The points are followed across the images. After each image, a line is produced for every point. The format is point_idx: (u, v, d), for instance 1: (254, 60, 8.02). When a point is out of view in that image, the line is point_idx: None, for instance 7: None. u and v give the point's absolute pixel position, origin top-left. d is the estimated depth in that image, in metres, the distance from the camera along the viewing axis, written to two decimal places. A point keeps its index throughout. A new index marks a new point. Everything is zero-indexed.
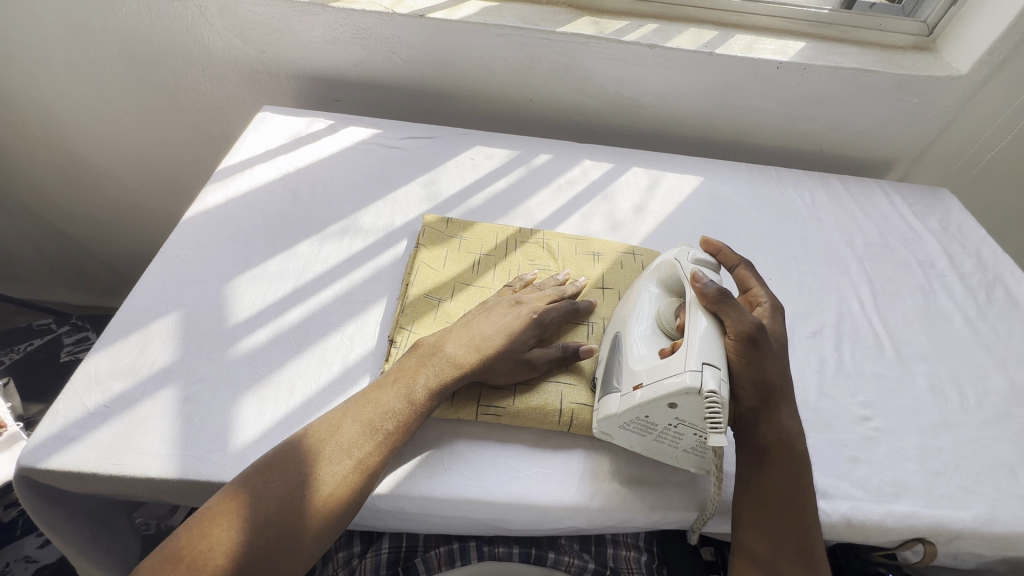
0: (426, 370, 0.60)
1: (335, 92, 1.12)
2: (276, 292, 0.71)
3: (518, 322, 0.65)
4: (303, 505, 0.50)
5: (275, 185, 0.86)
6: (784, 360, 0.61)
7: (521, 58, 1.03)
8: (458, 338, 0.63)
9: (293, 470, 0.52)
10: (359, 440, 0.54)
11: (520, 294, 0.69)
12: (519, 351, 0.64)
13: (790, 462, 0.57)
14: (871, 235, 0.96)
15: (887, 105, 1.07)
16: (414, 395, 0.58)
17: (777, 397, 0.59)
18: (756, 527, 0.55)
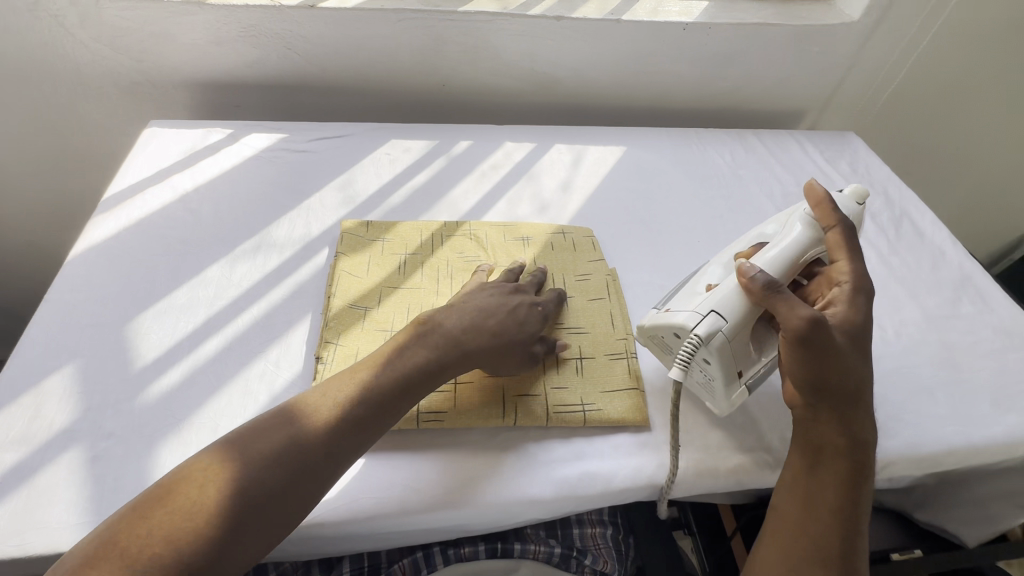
0: (422, 347, 0.58)
1: (231, 98, 1.04)
2: (187, 324, 0.66)
3: (523, 313, 0.64)
4: (260, 493, 0.46)
5: (174, 207, 0.79)
6: (859, 361, 0.55)
7: (427, 43, 0.98)
8: (461, 316, 0.61)
9: (261, 450, 0.48)
10: (333, 421, 0.51)
11: (519, 284, 0.68)
12: (523, 342, 0.62)
13: (853, 470, 0.53)
14: (788, 185, 1.00)
15: (793, 56, 1.10)
16: (400, 377, 0.55)
17: (844, 399, 0.54)
18: (800, 531, 0.53)
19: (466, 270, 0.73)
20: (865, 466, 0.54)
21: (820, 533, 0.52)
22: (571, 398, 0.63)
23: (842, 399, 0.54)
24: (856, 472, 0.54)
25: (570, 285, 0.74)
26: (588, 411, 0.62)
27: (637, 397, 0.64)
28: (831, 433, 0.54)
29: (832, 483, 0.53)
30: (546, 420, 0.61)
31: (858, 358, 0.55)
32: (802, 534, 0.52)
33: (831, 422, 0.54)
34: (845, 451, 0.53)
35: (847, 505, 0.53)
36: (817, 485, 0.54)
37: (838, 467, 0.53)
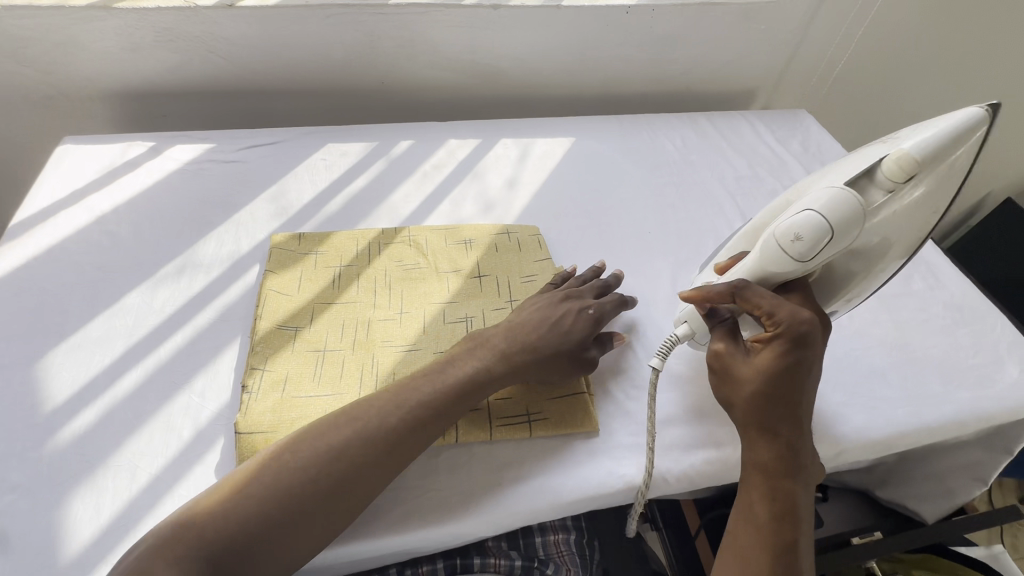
0: (476, 358, 0.58)
1: (155, 107, 0.98)
2: (104, 358, 0.61)
3: (572, 320, 0.62)
4: (314, 494, 0.47)
5: (90, 229, 0.74)
6: (775, 393, 0.50)
7: (359, 39, 0.93)
8: (510, 328, 0.61)
9: (222, 520, 0.45)
10: (303, 484, 0.47)
11: (574, 289, 0.66)
12: (568, 351, 0.60)
13: (787, 489, 0.50)
14: (740, 168, 0.98)
15: (740, 35, 1.08)
16: (380, 429, 0.51)
17: (757, 424, 0.51)
18: (735, 549, 0.49)
19: (405, 279, 0.70)
20: (802, 488, 0.51)
21: (750, 545, 0.48)
22: (516, 408, 0.60)
23: (767, 425, 0.51)
24: (792, 491, 0.50)
25: (516, 287, 0.71)
26: (533, 422, 0.59)
27: (587, 401, 0.61)
28: (756, 454, 0.51)
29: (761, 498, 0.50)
30: (490, 435, 0.58)
31: (769, 393, 0.50)
32: (735, 550, 0.49)
33: (756, 442, 0.52)
34: (772, 466, 0.50)
35: (783, 525, 0.49)
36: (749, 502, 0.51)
37: (769, 483, 0.50)
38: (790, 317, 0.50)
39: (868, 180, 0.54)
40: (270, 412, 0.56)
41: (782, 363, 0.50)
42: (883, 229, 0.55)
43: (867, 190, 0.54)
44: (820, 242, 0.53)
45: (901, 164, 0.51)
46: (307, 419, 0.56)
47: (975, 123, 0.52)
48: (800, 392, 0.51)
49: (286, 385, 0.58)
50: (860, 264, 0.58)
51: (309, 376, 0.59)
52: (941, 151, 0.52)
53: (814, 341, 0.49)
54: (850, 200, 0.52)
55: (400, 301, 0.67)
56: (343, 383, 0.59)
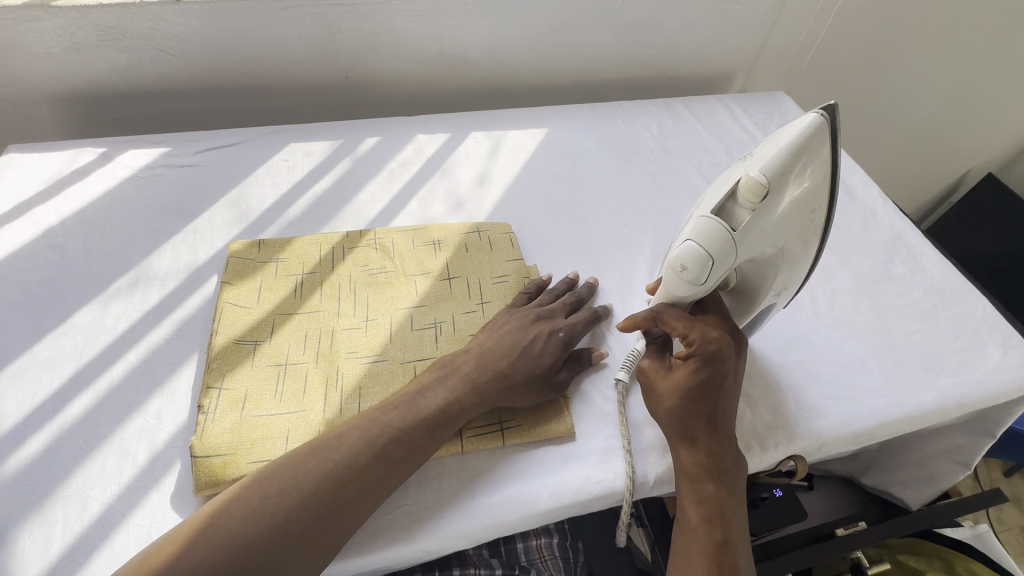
0: (447, 384, 0.56)
1: (108, 110, 0.93)
2: (51, 382, 0.58)
3: (541, 344, 0.59)
4: (267, 532, 0.45)
5: (36, 245, 0.70)
6: (688, 403, 0.52)
7: (319, 32, 0.89)
8: (477, 353, 0.58)
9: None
10: (258, 533, 0.45)
11: (547, 308, 0.63)
12: (537, 378, 0.58)
13: (716, 494, 0.51)
14: (717, 155, 0.95)
15: (714, 16, 1.05)
16: (330, 471, 0.48)
17: (677, 433, 0.53)
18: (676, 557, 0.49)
19: (370, 285, 0.67)
20: (730, 491, 0.51)
21: (688, 553, 0.49)
22: (489, 417, 0.58)
23: (688, 435, 0.52)
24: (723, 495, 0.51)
25: (486, 289, 0.68)
26: (507, 429, 0.57)
27: (562, 405, 0.60)
28: (681, 462, 0.52)
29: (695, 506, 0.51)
30: (463, 446, 0.56)
31: (682, 405, 0.52)
32: (674, 558, 0.50)
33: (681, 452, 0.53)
34: (698, 472, 0.51)
35: (715, 530, 0.49)
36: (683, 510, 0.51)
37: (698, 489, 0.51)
38: (701, 336, 0.53)
39: (734, 200, 0.48)
40: (229, 433, 0.53)
41: (695, 377, 0.52)
42: (769, 242, 0.49)
43: (733, 212, 0.48)
44: (705, 272, 0.49)
45: (749, 186, 0.45)
46: (268, 439, 0.53)
47: (822, 125, 0.45)
48: (717, 402, 0.52)
49: (245, 404, 0.55)
50: (770, 271, 0.52)
51: (270, 392, 0.56)
52: (790, 163, 0.45)
53: (721, 355, 0.52)
54: (717, 227, 0.47)
55: (366, 308, 0.65)
56: (306, 399, 0.56)
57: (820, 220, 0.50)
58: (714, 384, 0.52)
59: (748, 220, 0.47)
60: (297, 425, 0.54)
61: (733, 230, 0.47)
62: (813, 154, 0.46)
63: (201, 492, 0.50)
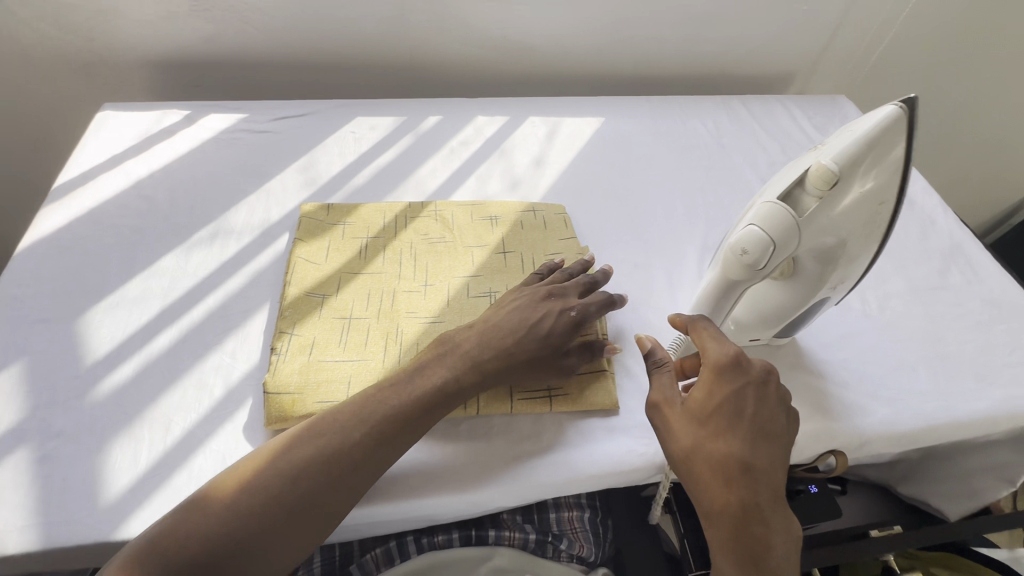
0: (444, 366, 0.55)
1: (191, 77, 0.99)
2: (140, 317, 0.64)
3: (550, 320, 0.59)
4: (257, 515, 0.46)
5: (127, 194, 0.76)
6: (717, 445, 0.49)
7: (391, 12, 0.93)
8: (481, 331, 0.58)
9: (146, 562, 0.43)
10: (245, 514, 0.46)
11: (560, 287, 0.63)
12: (543, 355, 0.58)
13: (750, 556, 0.45)
14: (773, 154, 0.95)
15: (779, 14, 1.04)
16: (299, 480, 0.48)
17: (709, 488, 0.48)
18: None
19: (430, 253, 0.70)
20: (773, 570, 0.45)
21: None
22: (538, 383, 0.60)
23: (715, 483, 0.48)
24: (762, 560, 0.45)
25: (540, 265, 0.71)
26: (554, 397, 0.60)
27: (609, 380, 0.61)
28: (716, 527, 0.47)
29: (727, 567, 0.46)
30: (511, 408, 0.59)
31: (705, 441, 0.49)
32: None
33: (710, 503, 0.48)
34: (735, 538, 0.46)
35: None
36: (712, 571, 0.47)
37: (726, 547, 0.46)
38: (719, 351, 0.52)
39: (800, 189, 0.49)
40: (297, 374, 0.57)
41: (715, 405, 0.50)
42: (833, 232, 0.50)
43: (799, 200, 0.49)
44: (764, 257, 0.50)
45: (819, 174, 0.46)
46: (332, 382, 0.57)
47: (897, 118, 0.46)
48: (749, 447, 0.49)
49: (313, 350, 0.59)
50: (829, 262, 0.53)
51: (335, 342, 0.60)
52: (862, 153, 0.46)
53: (746, 377, 0.51)
54: (781, 213, 0.48)
55: (426, 273, 0.68)
56: (368, 351, 0.60)
57: (887, 212, 0.50)
58: (739, 420, 0.50)
59: (814, 208, 0.48)
60: (359, 374, 0.58)
61: (797, 217, 0.48)
62: (884, 148, 0.47)
63: (271, 425, 0.54)
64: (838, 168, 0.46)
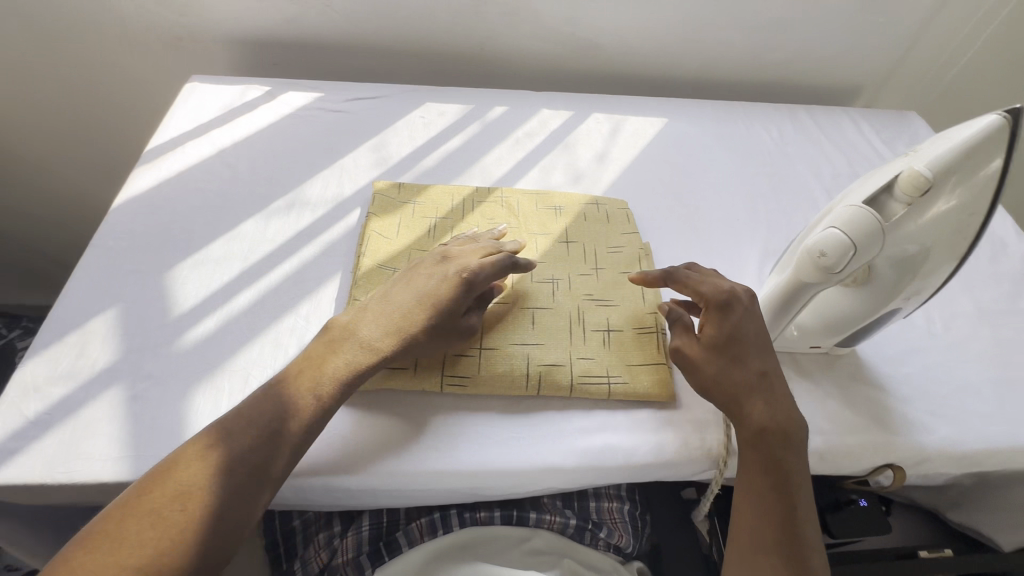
0: (338, 355, 0.55)
1: (271, 56, 1.04)
2: (222, 276, 0.67)
3: (439, 280, 0.58)
4: (190, 523, 0.45)
5: (212, 161, 0.80)
6: (735, 363, 0.56)
7: (466, 4, 0.95)
8: (373, 312, 0.58)
9: (154, 511, 0.44)
10: (175, 526, 0.44)
11: (453, 249, 0.62)
12: (441, 311, 0.57)
13: (778, 458, 0.54)
14: (839, 166, 0.94)
15: (854, 26, 1.03)
16: (227, 478, 0.47)
17: (739, 401, 0.55)
18: (746, 530, 0.52)
19: None
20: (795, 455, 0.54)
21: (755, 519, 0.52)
22: (597, 369, 0.61)
23: (742, 406, 0.55)
24: (786, 458, 0.54)
25: (600, 257, 0.72)
26: (613, 385, 0.60)
27: (667, 373, 0.62)
28: (749, 430, 0.55)
29: (760, 466, 0.54)
30: (570, 392, 0.60)
31: (726, 365, 0.56)
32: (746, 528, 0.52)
33: (740, 423, 0.55)
34: (771, 439, 0.54)
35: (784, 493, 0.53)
36: (743, 481, 0.54)
37: (760, 457, 0.54)
38: (715, 288, 0.59)
39: (888, 195, 0.50)
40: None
41: (724, 334, 0.57)
42: (917, 241, 0.50)
43: (886, 206, 0.50)
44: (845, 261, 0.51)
45: (911, 181, 0.47)
46: None
47: (1000, 130, 0.46)
48: (757, 360, 0.57)
49: None
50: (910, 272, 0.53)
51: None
52: (958, 162, 0.46)
53: (742, 303, 0.59)
54: (868, 217, 0.49)
55: None
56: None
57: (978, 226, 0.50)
58: (745, 339, 0.58)
59: (902, 215, 0.49)
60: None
61: (884, 223, 0.49)
62: (982, 159, 0.47)
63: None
64: (932, 175, 0.47)
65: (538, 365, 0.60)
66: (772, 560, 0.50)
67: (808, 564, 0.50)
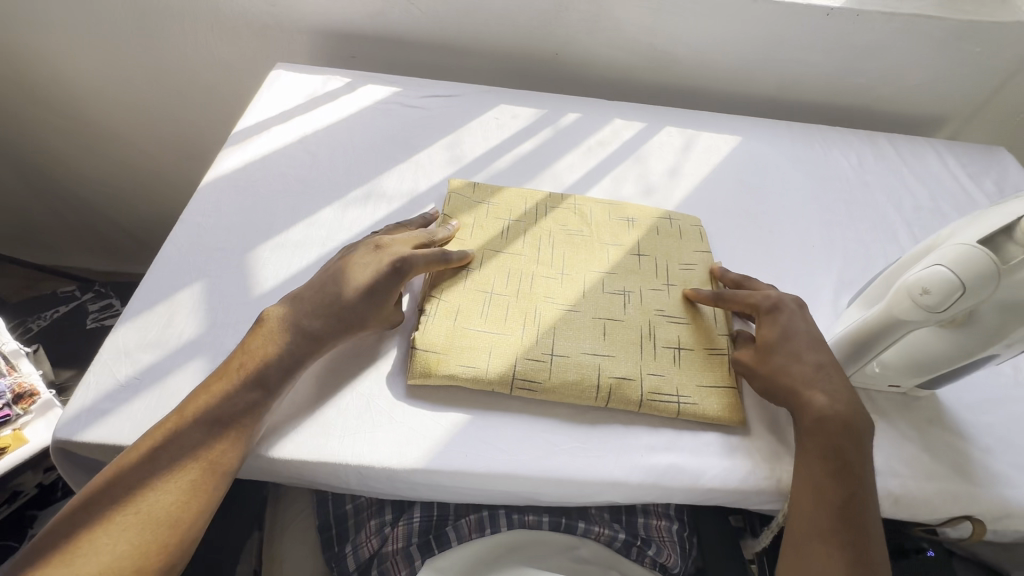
0: (277, 346, 0.57)
1: (351, 49, 1.06)
2: (301, 260, 0.69)
3: (373, 266, 0.61)
4: (156, 514, 0.47)
5: (295, 148, 0.83)
6: (794, 360, 0.58)
7: (549, 9, 0.96)
8: (311, 302, 0.60)
9: (157, 475, 0.48)
10: (140, 519, 0.46)
11: (386, 239, 0.65)
12: (378, 294, 0.60)
13: (837, 448, 0.52)
14: (920, 199, 0.90)
15: (946, 54, 0.99)
16: (183, 470, 0.49)
17: (797, 394, 0.56)
18: (801, 516, 0.51)
19: (567, 243, 0.72)
20: (857, 447, 0.53)
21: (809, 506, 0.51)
22: (667, 387, 0.60)
23: (800, 396, 0.56)
24: (846, 447, 0.52)
25: (672, 272, 0.71)
26: (682, 404, 0.59)
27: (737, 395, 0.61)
28: (807, 419, 0.55)
29: (815, 456, 0.53)
30: (639, 406, 0.59)
31: (784, 362, 0.58)
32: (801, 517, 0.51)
33: (799, 412, 0.56)
34: (828, 427, 0.53)
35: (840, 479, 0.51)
36: (801, 469, 0.54)
37: (817, 445, 0.53)
38: (763, 297, 0.63)
39: (1005, 236, 0.48)
40: (443, 336, 0.61)
41: (778, 334, 0.60)
42: None
43: (1004, 247, 0.48)
44: (953, 299, 0.49)
45: None
46: (475, 349, 0.60)
47: None
48: (816, 355, 0.58)
49: (457, 316, 0.63)
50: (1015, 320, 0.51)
51: (477, 313, 0.63)
52: None
53: (790, 305, 0.62)
54: (985, 256, 0.47)
55: (563, 262, 0.70)
56: (507, 326, 0.63)
57: None
58: (801, 337, 0.59)
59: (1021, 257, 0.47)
60: (498, 346, 0.61)
61: (1002, 264, 0.47)
62: None
63: (414, 378, 0.58)
64: None
65: (608, 377, 0.60)
66: (828, 547, 0.49)
67: (868, 556, 0.48)
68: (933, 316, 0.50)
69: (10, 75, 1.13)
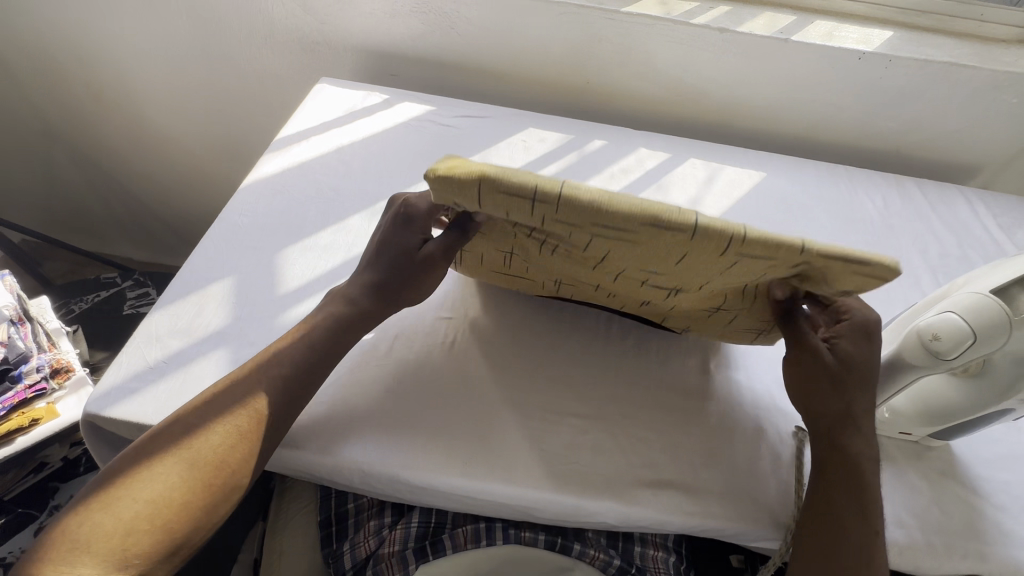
0: (332, 313, 0.60)
1: (391, 66, 1.11)
2: (326, 263, 0.73)
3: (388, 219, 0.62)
4: (206, 455, 0.49)
5: (331, 156, 0.87)
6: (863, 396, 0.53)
7: (583, 38, 0.99)
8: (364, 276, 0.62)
9: (211, 419, 0.51)
10: (193, 457, 0.49)
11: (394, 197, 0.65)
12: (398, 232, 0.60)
13: (860, 484, 0.51)
14: (947, 246, 0.89)
15: (980, 103, 0.98)
16: (233, 417, 0.51)
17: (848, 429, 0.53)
18: (812, 550, 0.50)
19: None
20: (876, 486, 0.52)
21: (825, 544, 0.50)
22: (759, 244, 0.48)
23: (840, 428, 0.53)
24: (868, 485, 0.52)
25: None
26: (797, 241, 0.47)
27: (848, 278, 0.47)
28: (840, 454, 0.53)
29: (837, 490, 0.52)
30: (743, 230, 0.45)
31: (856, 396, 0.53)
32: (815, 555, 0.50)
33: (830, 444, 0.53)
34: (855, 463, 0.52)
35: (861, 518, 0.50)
36: (819, 504, 0.52)
37: (843, 480, 0.52)
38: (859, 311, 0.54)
39: (1019, 287, 0.49)
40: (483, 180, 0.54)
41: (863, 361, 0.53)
42: None
43: (1018, 298, 0.49)
44: (963, 346, 0.49)
45: None
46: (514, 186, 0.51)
47: None
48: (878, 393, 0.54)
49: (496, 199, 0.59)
50: None
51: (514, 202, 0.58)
52: None
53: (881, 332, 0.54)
54: (998, 306, 0.48)
55: None
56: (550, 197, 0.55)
57: None
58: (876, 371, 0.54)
59: None
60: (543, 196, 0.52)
61: (1014, 315, 0.48)
62: None
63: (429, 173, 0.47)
64: None
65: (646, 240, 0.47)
66: None
67: None
68: (946, 362, 0.50)
69: (82, 76, 1.22)
